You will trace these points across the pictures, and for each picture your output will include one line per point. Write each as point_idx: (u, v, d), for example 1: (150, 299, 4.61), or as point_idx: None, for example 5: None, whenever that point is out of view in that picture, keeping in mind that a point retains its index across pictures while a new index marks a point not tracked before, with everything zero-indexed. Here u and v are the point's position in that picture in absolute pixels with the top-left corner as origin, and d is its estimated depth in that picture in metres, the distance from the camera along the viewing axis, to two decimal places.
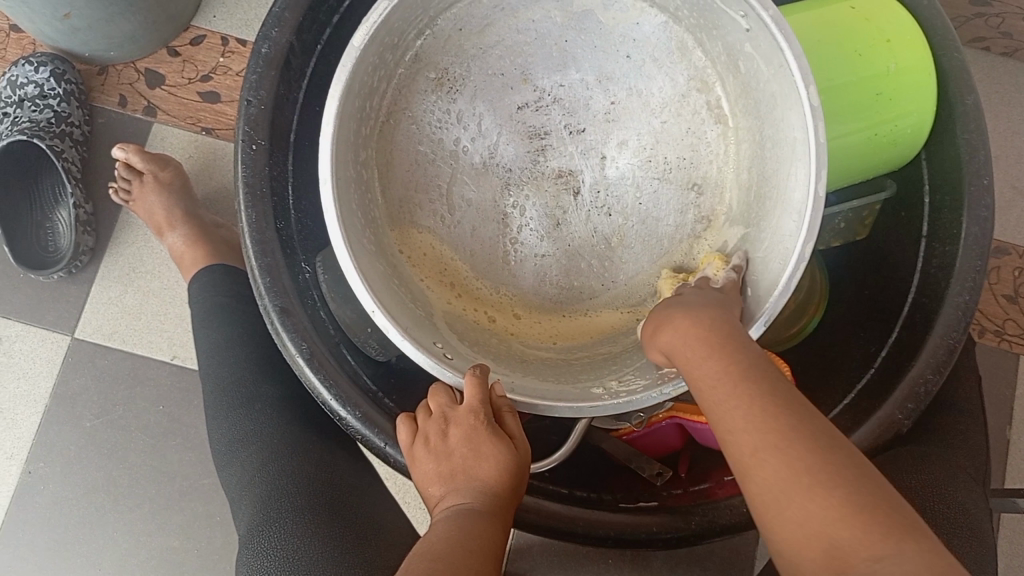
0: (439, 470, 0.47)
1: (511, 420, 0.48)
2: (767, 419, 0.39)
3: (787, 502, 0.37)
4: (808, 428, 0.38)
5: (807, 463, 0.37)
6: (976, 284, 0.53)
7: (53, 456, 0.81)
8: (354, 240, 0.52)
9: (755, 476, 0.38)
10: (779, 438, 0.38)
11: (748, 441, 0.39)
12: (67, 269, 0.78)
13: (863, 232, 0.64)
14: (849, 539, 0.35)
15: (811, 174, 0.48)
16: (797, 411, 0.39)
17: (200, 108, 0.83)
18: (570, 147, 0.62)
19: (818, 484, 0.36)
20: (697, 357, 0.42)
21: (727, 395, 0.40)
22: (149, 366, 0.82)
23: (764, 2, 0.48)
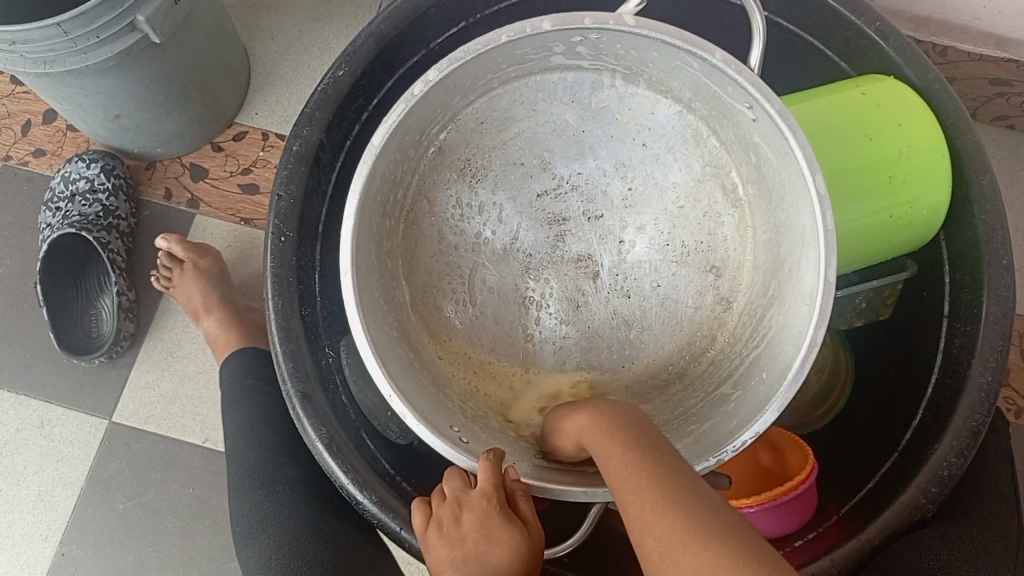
0: (451, 553, 0.47)
1: (524, 505, 0.48)
2: (671, 508, 0.41)
3: (683, 570, 0.39)
4: (696, 499, 0.41)
5: (703, 542, 0.39)
6: (1000, 365, 0.52)
7: (86, 538, 0.82)
8: (373, 327, 0.53)
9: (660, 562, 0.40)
10: (684, 520, 0.40)
11: (653, 524, 0.41)
12: (108, 354, 0.81)
13: (886, 310, 0.63)
14: None
15: (820, 263, 0.48)
16: (700, 500, 0.41)
17: (240, 200, 0.86)
18: (589, 231, 0.63)
19: (712, 564, 0.38)
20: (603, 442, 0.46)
21: (639, 486, 0.43)
22: (182, 448, 0.84)
23: (768, 95, 0.49)
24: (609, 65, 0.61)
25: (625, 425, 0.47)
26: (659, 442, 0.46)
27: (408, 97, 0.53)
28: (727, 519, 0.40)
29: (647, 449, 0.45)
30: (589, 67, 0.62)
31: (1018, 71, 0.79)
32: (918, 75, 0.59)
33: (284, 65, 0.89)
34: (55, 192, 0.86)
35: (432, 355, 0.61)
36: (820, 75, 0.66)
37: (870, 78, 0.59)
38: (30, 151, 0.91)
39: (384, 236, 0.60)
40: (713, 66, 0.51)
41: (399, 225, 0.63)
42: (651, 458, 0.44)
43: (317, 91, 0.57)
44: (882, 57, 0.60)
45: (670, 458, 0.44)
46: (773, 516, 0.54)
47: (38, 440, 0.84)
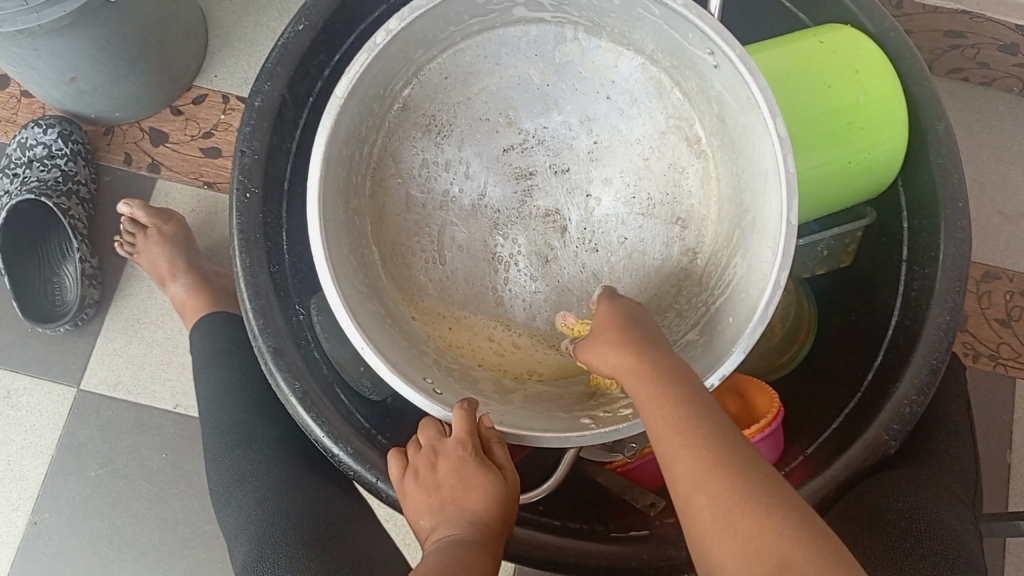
0: (429, 501, 0.48)
1: (500, 450, 0.49)
2: (705, 455, 0.41)
3: (716, 519, 0.40)
4: (745, 460, 0.41)
5: (740, 493, 0.40)
6: (957, 305, 0.54)
7: (59, 506, 0.82)
8: (343, 280, 0.54)
9: (692, 505, 0.41)
10: (719, 469, 0.41)
11: (689, 472, 0.41)
12: (74, 321, 0.80)
13: (848, 258, 0.65)
14: (793, 557, 0.37)
15: (782, 203, 0.49)
16: (738, 448, 0.42)
17: (202, 164, 0.85)
18: (556, 186, 0.64)
19: (748, 518, 0.39)
20: (644, 385, 0.45)
21: (676, 428, 0.42)
22: (152, 415, 0.83)
23: (729, 41, 0.50)
24: (571, 18, 0.62)
25: (665, 361, 0.46)
26: (697, 386, 0.45)
27: (370, 47, 0.53)
28: (773, 480, 0.41)
29: (684, 387, 0.44)
30: (551, 20, 0.62)
31: (972, 23, 0.80)
32: (875, 24, 0.60)
33: (243, 27, 0.87)
34: (12, 158, 0.84)
35: (404, 312, 0.60)
36: (781, 26, 0.67)
37: (827, 27, 0.60)
38: None
39: (351, 192, 0.60)
40: (677, 12, 0.51)
41: (365, 182, 0.62)
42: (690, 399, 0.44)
43: (277, 47, 0.57)
44: (839, 6, 0.61)
45: (710, 406, 0.44)
46: None
47: (5, 410, 0.83)
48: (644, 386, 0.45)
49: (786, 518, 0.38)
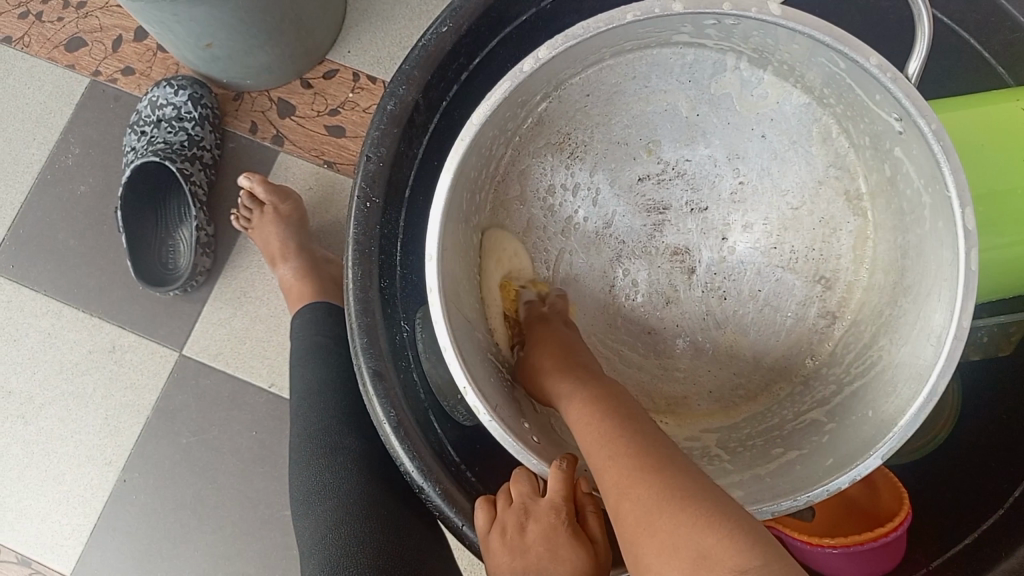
0: (513, 565, 0.45)
1: (594, 523, 0.46)
2: (624, 461, 0.42)
3: (637, 519, 0.39)
4: (671, 465, 0.41)
5: (656, 487, 0.40)
6: None
7: (148, 468, 0.84)
8: (454, 314, 0.50)
9: (620, 512, 0.41)
10: (639, 471, 0.41)
11: (612, 477, 0.42)
12: (183, 288, 0.80)
13: (1009, 347, 0.57)
14: (709, 545, 0.36)
15: (957, 303, 0.43)
16: (655, 453, 0.42)
17: (325, 142, 0.84)
18: (690, 225, 0.59)
19: (660, 509, 0.39)
20: (582, 410, 0.47)
21: (600, 446, 0.44)
22: (247, 389, 0.84)
23: (925, 109, 0.43)
24: (737, 48, 0.55)
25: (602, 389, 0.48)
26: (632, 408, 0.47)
27: (514, 74, 0.48)
28: (688, 478, 0.40)
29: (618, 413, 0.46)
30: (713, 46, 0.55)
31: None
32: None
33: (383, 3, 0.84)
34: (142, 116, 0.84)
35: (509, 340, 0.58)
36: None
37: None
38: (119, 68, 0.90)
39: (473, 212, 0.57)
40: (866, 68, 0.44)
41: (488, 201, 0.59)
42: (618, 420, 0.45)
43: (416, 47, 0.53)
44: None
45: (641, 424, 0.45)
46: (859, 563, 0.50)
47: (108, 364, 0.86)
48: (584, 411, 0.46)
49: (698, 503, 0.38)
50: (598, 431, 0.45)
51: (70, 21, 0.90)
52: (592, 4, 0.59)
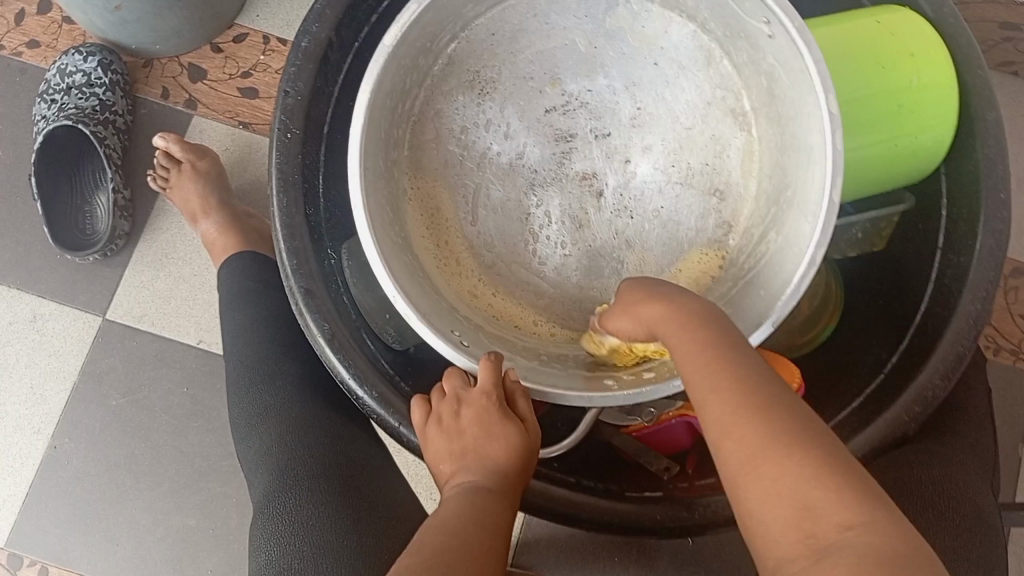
0: (452, 448, 0.50)
1: (522, 403, 0.50)
2: (728, 385, 0.40)
3: (743, 461, 0.39)
4: (778, 401, 0.40)
5: (766, 430, 0.38)
6: (987, 302, 0.55)
7: (78, 432, 0.83)
8: (379, 229, 0.53)
9: (721, 442, 0.40)
10: (745, 404, 0.40)
11: (714, 400, 0.41)
12: (103, 251, 0.80)
13: (881, 242, 0.65)
14: (823, 500, 0.36)
15: (827, 178, 0.49)
16: (764, 380, 0.40)
17: (239, 103, 0.85)
18: (594, 151, 0.63)
19: (771, 460, 0.38)
20: (677, 335, 0.44)
21: (698, 363, 0.42)
22: (174, 349, 0.84)
23: (788, 10, 0.49)
24: None
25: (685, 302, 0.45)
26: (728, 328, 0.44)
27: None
28: (800, 418, 0.39)
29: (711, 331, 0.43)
30: None
31: None
32: (933, 10, 0.59)
33: None
34: (51, 84, 0.84)
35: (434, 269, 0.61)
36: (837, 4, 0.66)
37: (883, 6, 0.59)
38: (23, 42, 0.89)
39: (391, 145, 0.60)
40: None
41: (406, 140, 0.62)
42: (718, 335, 0.43)
43: None
44: None
45: (742, 347, 0.42)
46: None
47: (30, 334, 0.84)
48: (682, 336, 0.43)
49: (810, 461, 0.37)
50: (696, 353, 0.43)
51: None
52: None
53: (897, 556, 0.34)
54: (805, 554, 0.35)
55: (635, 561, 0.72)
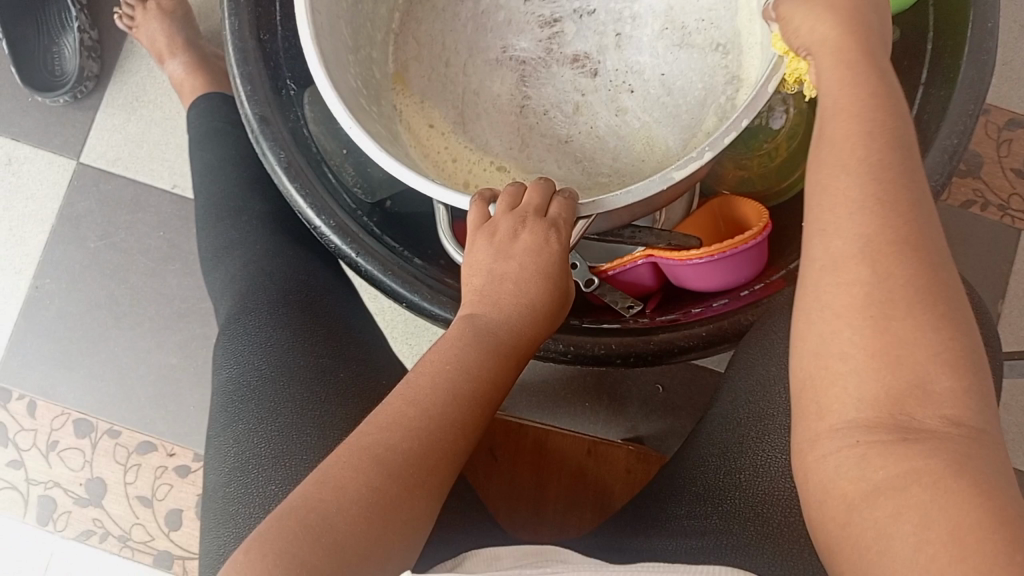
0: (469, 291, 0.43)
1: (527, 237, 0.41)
2: (848, 156, 0.32)
3: (842, 242, 0.31)
4: (899, 226, 0.31)
5: (882, 214, 0.31)
6: (968, 127, 0.52)
7: (59, 273, 0.80)
8: (338, 74, 0.44)
9: (821, 221, 0.33)
10: (881, 184, 0.31)
11: (836, 166, 0.32)
12: (72, 93, 0.77)
13: None
14: (920, 378, 0.30)
15: None
16: (906, 155, 0.32)
17: None
18: (585, 28, 0.48)
19: (882, 249, 0.31)
20: (838, 112, 0.34)
21: (831, 118, 0.34)
22: (149, 193, 0.80)
23: None
24: None
25: (850, 9, 0.35)
26: (892, 104, 0.33)
27: None
28: (921, 259, 0.31)
29: (854, 61, 0.34)
30: None
31: None
32: None
33: None
34: None
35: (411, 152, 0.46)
36: None
37: None
38: None
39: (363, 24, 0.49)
40: None
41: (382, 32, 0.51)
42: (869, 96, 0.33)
43: None
44: None
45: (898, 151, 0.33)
46: (724, 268, 0.56)
47: (6, 176, 0.80)
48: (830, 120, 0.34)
49: (912, 254, 0.31)
50: (850, 143, 0.33)
51: None
52: None
53: (963, 360, 0.30)
54: (869, 350, 0.30)
55: (604, 403, 0.75)
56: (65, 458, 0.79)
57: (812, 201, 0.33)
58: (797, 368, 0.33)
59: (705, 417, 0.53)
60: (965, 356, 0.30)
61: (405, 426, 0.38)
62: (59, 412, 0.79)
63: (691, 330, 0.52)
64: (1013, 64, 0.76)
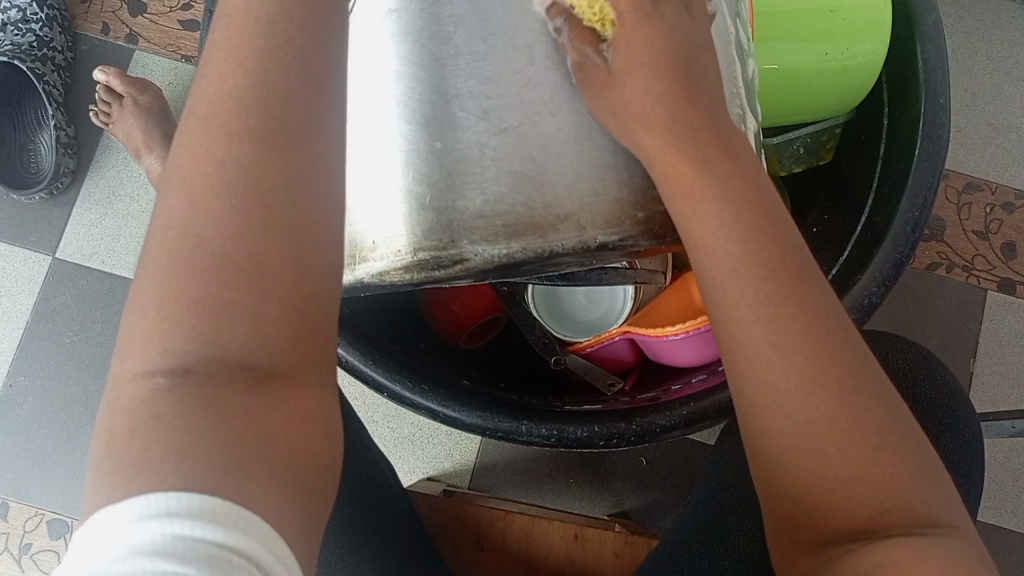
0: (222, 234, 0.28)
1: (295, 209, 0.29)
2: (753, 287, 0.31)
3: (773, 344, 0.30)
4: (825, 352, 0.30)
5: (783, 300, 0.31)
6: (928, 198, 0.54)
7: (34, 369, 0.79)
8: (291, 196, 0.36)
9: (747, 354, 0.31)
10: (772, 273, 0.31)
11: (729, 274, 0.32)
12: (48, 189, 0.78)
13: (827, 155, 0.67)
14: (884, 497, 0.29)
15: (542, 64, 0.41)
16: (798, 266, 0.32)
17: (180, 36, 0.81)
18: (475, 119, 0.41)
19: (802, 338, 0.30)
20: (721, 243, 0.33)
21: (721, 238, 0.32)
22: (126, 286, 0.79)
23: None
24: None
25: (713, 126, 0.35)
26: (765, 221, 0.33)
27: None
28: (856, 380, 0.30)
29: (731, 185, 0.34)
30: None
31: None
32: None
33: None
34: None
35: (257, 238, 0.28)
36: None
37: None
38: None
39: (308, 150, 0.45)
40: None
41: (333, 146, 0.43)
42: (737, 184, 0.34)
43: None
44: None
45: (793, 265, 0.32)
46: (699, 344, 0.57)
47: None
48: (723, 244, 0.32)
49: (832, 327, 0.31)
50: (743, 272, 0.31)
51: None
52: None
53: (919, 469, 0.30)
54: (833, 476, 0.30)
55: (590, 478, 0.75)
56: (40, 561, 0.76)
57: (721, 322, 0.32)
58: (772, 496, 0.31)
59: (691, 497, 0.54)
60: (922, 467, 0.30)
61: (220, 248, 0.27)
62: (32, 513, 0.77)
63: (673, 410, 0.53)
64: (965, 130, 0.80)
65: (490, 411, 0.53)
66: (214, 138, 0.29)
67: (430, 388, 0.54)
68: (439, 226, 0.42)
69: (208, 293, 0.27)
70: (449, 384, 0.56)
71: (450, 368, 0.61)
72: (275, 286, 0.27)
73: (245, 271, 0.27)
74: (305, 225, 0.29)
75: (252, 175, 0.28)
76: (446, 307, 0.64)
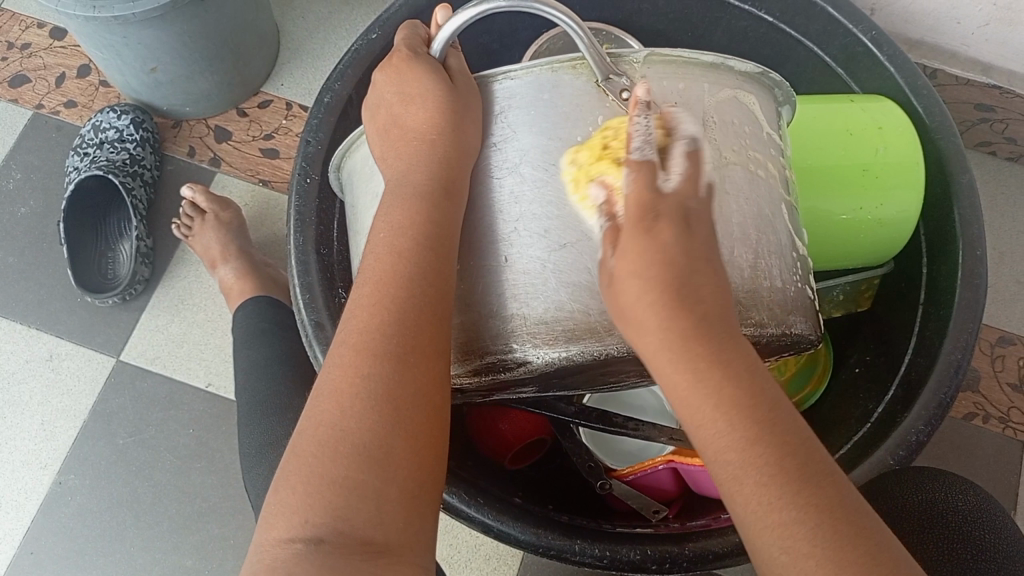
0: (345, 413, 0.38)
1: (413, 378, 0.39)
2: (769, 496, 0.33)
3: (785, 550, 0.33)
4: (840, 547, 0.33)
5: (796, 504, 0.33)
6: (971, 343, 0.56)
7: (84, 468, 0.81)
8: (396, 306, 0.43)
9: (766, 553, 0.34)
10: (782, 475, 0.34)
11: (738, 481, 0.34)
12: (122, 295, 0.82)
13: (866, 302, 0.71)
14: None
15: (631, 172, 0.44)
16: (804, 455, 0.34)
17: (260, 162, 0.89)
18: (539, 240, 0.43)
19: (812, 544, 0.33)
20: (729, 451, 0.34)
21: (729, 442, 0.34)
22: (184, 390, 0.82)
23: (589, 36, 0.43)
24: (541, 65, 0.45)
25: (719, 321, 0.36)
26: (769, 412, 0.35)
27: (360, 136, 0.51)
28: (877, 574, 0.32)
29: (735, 385, 0.35)
30: (524, 71, 0.45)
31: (1003, 99, 0.79)
32: (907, 81, 0.63)
33: (313, 43, 0.92)
34: (86, 139, 0.88)
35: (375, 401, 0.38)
36: (815, 84, 0.72)
37: (868, 96, 0.63)
38: (61, 102, 0.92)
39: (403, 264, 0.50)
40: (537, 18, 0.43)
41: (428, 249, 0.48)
42: (736, 386, 0.35)
43: (348, 53, 0.61)
44: (884, 80, 0.65)
45: (802, 455, 0.34)
46: None
47: (45, 372, 0.83)
48: (726, 445, 0.34)
49: (845, 522, 0.33)
50: (749, 478, 0.34)
51: (15, 60, 0.92)
52: (500, 25, 0.69)
53: None
54: None
55: None
56: None
57: (740, 519, 0.35)
58: None
59: None
60: None
61: (349, 422, 0.37)
62: None
63: (725, 536, 0.53)
64: (999, 286, 0.84)
65: (543, 528, 0.54)
66: (358, 358, 0.39)
67: (483, 501, 0.55)
68: (501, 331, 0.44)
69: (345, 475, 0.36)
70: (501, 500, 0.57)
71: (501, 483, 0.62)
72: (399, 456, 0.37)
73: (374, 460, 0.36)
74: (422, 430, 0.38)
75: (381, 371, 0.38)
76: (493, 425, 0.66)
